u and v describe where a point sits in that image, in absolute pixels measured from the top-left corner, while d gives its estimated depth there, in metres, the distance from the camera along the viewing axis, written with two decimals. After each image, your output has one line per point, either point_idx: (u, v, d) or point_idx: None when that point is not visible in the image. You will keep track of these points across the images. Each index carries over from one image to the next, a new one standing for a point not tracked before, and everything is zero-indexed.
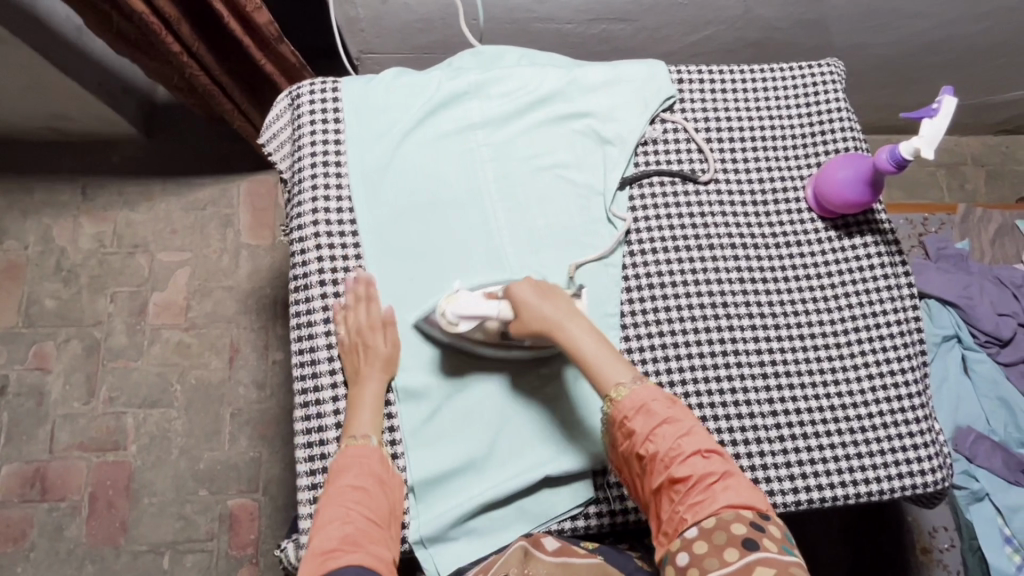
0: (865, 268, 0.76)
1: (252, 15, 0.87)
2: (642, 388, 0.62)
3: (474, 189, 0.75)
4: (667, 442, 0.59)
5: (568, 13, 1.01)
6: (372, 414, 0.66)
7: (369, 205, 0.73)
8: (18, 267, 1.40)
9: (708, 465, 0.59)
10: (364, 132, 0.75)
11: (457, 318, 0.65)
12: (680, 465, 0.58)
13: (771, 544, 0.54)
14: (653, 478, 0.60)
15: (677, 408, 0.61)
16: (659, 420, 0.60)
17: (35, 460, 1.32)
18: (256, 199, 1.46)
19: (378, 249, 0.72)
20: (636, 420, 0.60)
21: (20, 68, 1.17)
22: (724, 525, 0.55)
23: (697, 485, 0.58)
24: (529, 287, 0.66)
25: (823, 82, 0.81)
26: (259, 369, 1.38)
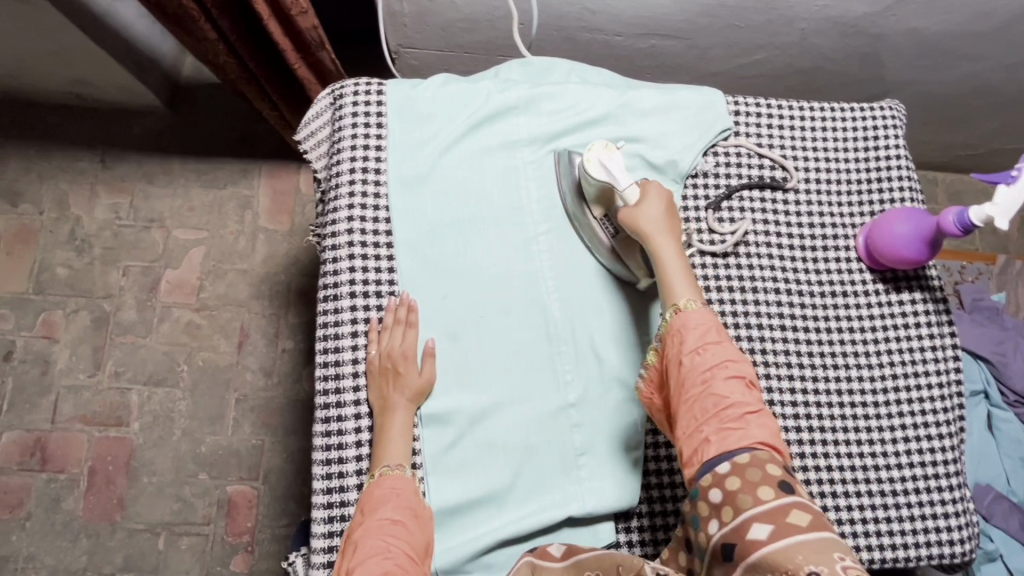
0: (911, 325, 0.73)
1: (297, 20, 0.84)
2: (703, 309, 0.61)
3: (514, 209, 0.72)
4: (714, 363, 0.57)
5: (619, 26, 0.98)
6: (403, 439, 0.64)
7: (405, 216, 0.71)
8: (31, 231, 1.38)
9: (749, 397, 0.56)
10: (405, 140, 0.73)
11: (597, 163, 0.67)
12: (722, 386, 0.56)
13: (803, 489, 0.52)
14: (688, 392, 0.58)
15: (726, 338, 0.60)
16: (712, 346, 0.58)
17: (36, 429, 1.31)
18: (278, 183, 1.43)
19: (413, 262, 0.70)
20: (690, 332, 0.59)
21: (48, 32, 1.14)
22: (759, 463, 0.53)
23: (732, 408, 0.56)
24: (665, 194, 0.67)
25: (885, 126, 0.78)
26: (268, 357, 1.36)
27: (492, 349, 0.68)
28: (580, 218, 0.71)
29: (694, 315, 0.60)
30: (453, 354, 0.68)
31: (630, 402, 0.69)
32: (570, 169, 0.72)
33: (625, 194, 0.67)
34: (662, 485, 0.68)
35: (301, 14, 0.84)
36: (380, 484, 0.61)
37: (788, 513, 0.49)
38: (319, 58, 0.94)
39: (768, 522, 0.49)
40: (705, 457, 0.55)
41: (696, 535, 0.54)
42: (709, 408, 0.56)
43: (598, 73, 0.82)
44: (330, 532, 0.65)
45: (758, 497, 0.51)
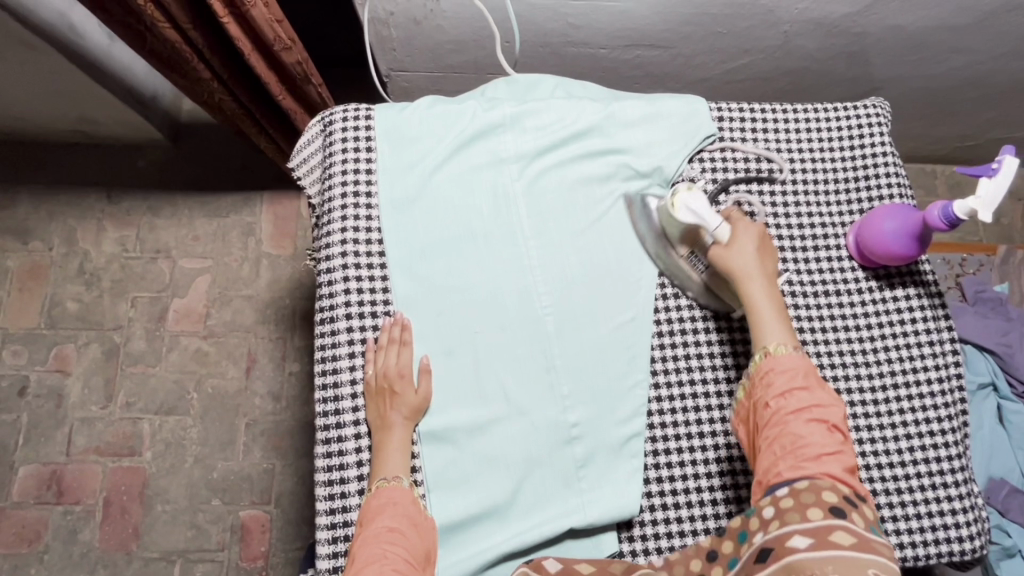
0: (907, 321, 0.73)
1: (281, 55, 0.86)
2: (796, 355, 0.60)
3: (505, 223, 0.73)
4: (798, 406, 0.57)
5: (603, 39, 0.99)
6: (401, 453, 0.65)
7: (397, 235, 0.72)
8: (42, 268, 1.41)
9: (829, 440, 0.56)
10: (395, 162, 0.74)
11: (682, 208, 0.67)
12: (802, 427, 0.56)
13: (858, 519, 0.51)
14: (766, 431, 0.58)
15: (821, 386, 0.58)
16: (798, 389, 0.58)
17: (51, 461, 1.33)
18: (279, 209, 1.46)
19: (408, 281, 0.71)
20: (778, 378, 0.59)
21: (51, 74, 1.18)
22: (816, 487, 0.53)
23: (810, 452, 0.55)
24: (759, 237, 0.66)
25: (869, 124, 0.79)
26: (276, 380, 1.37)
27: (488, 362, 0.69)
28: (666, 253, 0.72)
29: (786, 360, 0.60)
30: (451, 369, 0.69)
31: (627, 412, 0.69)
32: (646, 213, 0.73)
33: (716, 233, 0.66)
34: (665, 493, 0.68)
35: (286, 49, 0.85)
36: (377, 495, 0.62)
37: (830, 532, 0.50)
38: (304, 89, 0.96)
39: (808, 536, 0.50)
40: (770, 481, 0.56)
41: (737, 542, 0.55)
42: (788, 446, 0.56)
43: (583, 87, 0.83)
44: (335, 552, 0.66)
45: (808, 526, 0.50)
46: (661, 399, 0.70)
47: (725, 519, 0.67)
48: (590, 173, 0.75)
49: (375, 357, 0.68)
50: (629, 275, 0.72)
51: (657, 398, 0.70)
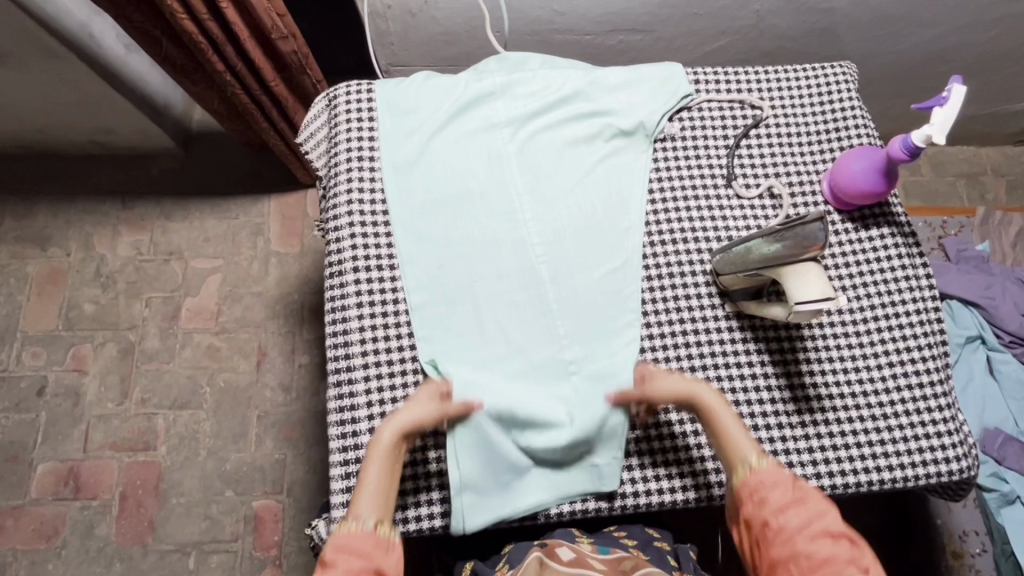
0: (883, 258, 0.76)
1: (278, 43, 0.93)
2: (777, 469, 0.62)
3: (500, 181, 0.78)
4: (800, 520, 0.58)
5: (587, 25, 1.06)
6: (374, 495, 0.61)
7: (400, 195, 0.77)
8: (59, 272, 1.47)
9: (839, 548, 0.56)
10: (397, 131, 0.80)
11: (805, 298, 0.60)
12: (811, 544, 0.57)
13: None
14: (778, 550, 0.58)
15: (811, 491, 0.60)
16: (790, 500, 0.59)
17: (69, 458, 1.36)
18: (286, 210, 1.52)
19: (410, 236, 0.76)
20: (768, 492, 0.60)
21: (71, 84, 1.25)
22: None
23: (827, 568, 0.55)
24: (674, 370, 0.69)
25: (836, 81, 0.84)
26: (286, 372, 1.41)
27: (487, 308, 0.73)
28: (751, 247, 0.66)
29: (768, 473, 0.61)
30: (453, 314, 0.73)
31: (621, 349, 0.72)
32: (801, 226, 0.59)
33: (792, 314, 0.62)
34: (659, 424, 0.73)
35: (283, 37, 0.93)
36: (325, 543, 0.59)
37: None
38: (299, 77, 1.03)
39: None
40: None
41: None
42: (804, 566, 0.56)
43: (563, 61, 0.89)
44: (348, 488, 0.69)
45: None
46: (651, 339, 0.74)
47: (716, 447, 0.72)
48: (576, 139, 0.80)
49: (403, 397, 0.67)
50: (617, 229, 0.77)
51: (649, 337, 0.74)
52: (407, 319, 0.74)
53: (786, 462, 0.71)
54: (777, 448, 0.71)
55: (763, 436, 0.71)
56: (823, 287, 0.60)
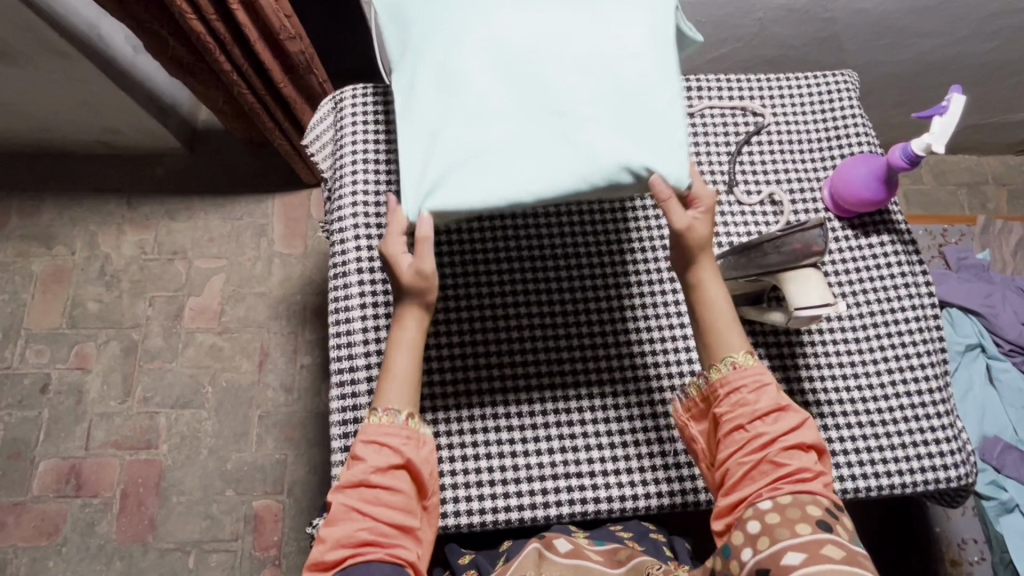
0: (883, 266, 0.77)
1: (285, 43, 0.94)
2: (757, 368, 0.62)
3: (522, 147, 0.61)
4: (773, 424, 0.60)
5: None
6: (403, 388, 0.64)
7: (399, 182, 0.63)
8: (64, 271, 1.48)
9: (804, 458, 0.59)
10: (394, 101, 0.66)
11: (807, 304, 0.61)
12: (780, 448, 0.59)
13: (843, 532, 0.54)
14: (743, 451, 0.59)
15: (785, 399, 0.62)
16: (768, 405, 0.60)
17: (71, 456, 1.37)
18: (291, 211, 1.53)
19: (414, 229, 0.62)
20: (747, 394, 0.61)
21: (80, 84, 1.26)
22: (801, 503, 0.55)
23: (789, 473, 0.58)
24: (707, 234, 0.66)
25: (838, 90, 0.85)
26: (288, 373, 1.42)
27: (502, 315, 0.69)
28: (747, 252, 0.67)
29: (751, 373, 0.62)
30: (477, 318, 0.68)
31: None
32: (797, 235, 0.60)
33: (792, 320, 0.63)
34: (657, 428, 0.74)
35: (290, 37, 0.94)
36: (355, 439, 0.61)
37: (822, 546, 0.52)
38: (306, 77, 1.05)
39: (802, 551, 0.52)
40: (753, 497, 0.57)
41: (725, 564, 0.56)
42: (767, 466, 0.58)
43: None
44: None
45: (798, 541, 0.53)
46: None
47: None
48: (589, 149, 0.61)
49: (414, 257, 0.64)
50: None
51: None
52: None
53: None
54: None
55: None
56: (823, 293, 0.61)
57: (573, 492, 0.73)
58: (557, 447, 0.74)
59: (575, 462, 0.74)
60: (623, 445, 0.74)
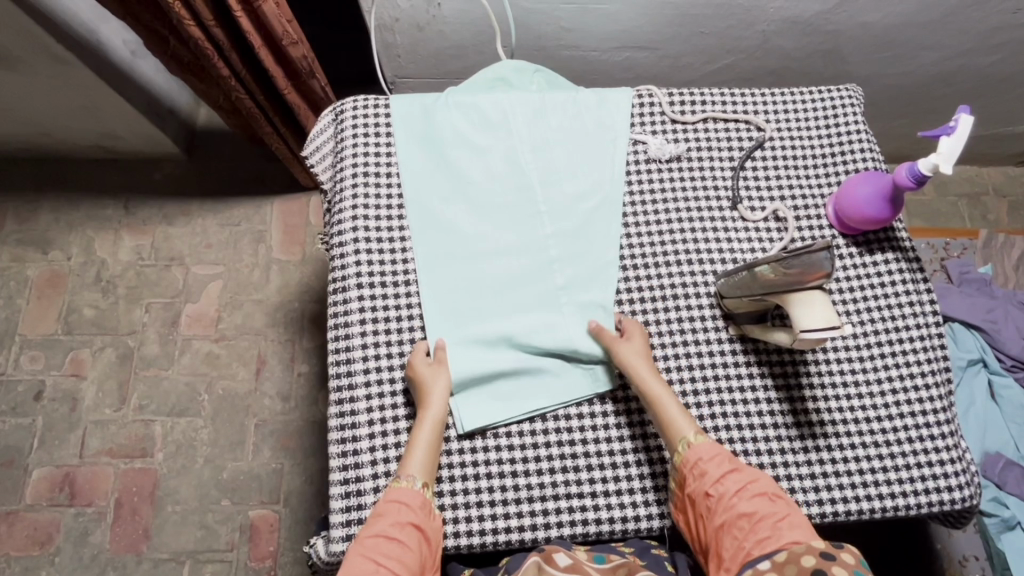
0: (888, 284, 0.76)
1: (288, 49, 0.92)
2: (711, 443, 0.65)
3: (521, 209, 0.77)
4: (734, 485, 0.62)
5: (594, 42, 1.07)
6: (426, 459, 0.65)
7: (421, 227, 0.76)
8: (60, 276, 1.47)
9: (772, 505, 0.60)
10: (415, 153, 0.78)
11: (810, 327, 0.60)
12: (747, 504, 0.60)
13: (841, 570, 0.52)
14: (718, 522, 0.61)
15: (740, 460, 0.64)
16: (725, 470, 0.63)
17: (65, 464, 1.35)
18: (289, 217, 1.52)
19: (432, 269, 0.74)
20: (706, 464, 0.63)
21: (77, 90, 1.25)
22: (795, 558, 0.55)
23: (763, 523, 0.59)
24: (643, 334, 0.72)
25: (843, 104, 0.84)
26: (285, 381, 1.41)
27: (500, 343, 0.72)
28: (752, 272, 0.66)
29: (705, 447, 0.64)
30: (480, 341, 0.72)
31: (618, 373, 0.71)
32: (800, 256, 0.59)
33: (796, 341, 0.62)
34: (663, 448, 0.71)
35: (293, 44, 0.92)
36: (380, 498, 0.63)
37: None
38: (309, 84, 1.02)
39: None
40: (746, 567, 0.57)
41: None
42: (744, 527, 0.59)
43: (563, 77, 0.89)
44: (348, 508, 0.68)
45: None
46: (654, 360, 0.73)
47: None
48: (556, 250, 0.76)
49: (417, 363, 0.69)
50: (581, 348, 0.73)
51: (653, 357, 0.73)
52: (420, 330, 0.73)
53: (788, 489, 0.70)
54: (780, 473, 0.70)
55: (767, 460, 0.71)
56: (828, 316, 0.60)
57: (578, 513, 0.69)
58: (560, 466, 0.70)
59: (578, 481, 0.70)
60: (630, 465, 0.71)
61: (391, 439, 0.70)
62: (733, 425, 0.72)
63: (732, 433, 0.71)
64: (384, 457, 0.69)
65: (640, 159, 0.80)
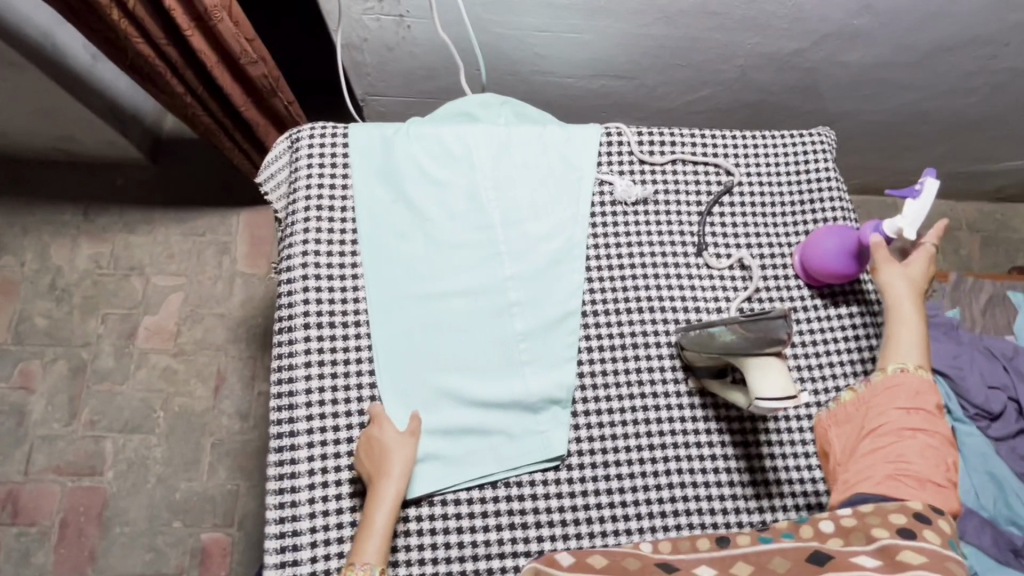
0: (851, 339, 0.75)
1: (247, 68, 0.89)
2: (926, 381, 0.59)
3: (482, 248, 0.74)
4: (907, 426, 0.56)
5: (569, 69, 1.04)
6: (381, 542, 0.61)
7: (376, 264, 0.73)
8: (12, 283, 1.41)
9: (934, 468, 0.54)
10: (373, 187, 0.75)
11: (765, 396, 0.58)
12: (912, 448, 0.55)
13: (933, 536, 0.47)
14: (874, 441, 0.57)
15: (934, 419, 0.57)
16: (911, 410, 0.57)
17: (8, 481, 1.30)
18: (255, 230, 1.47)
19: (384, 309, 0.72)
20: (900, 392, 0.58)
21: (32, 92, 1.19)
22: (883, 512, 0.50)
23: (913, 475, 0.53)
24: (927, 262, 0.65)
25: (815, 150, 0.82)
26: (244, 400, 1.36)
27: (452, 390, 0.70)
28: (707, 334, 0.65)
29: (912, 381, 0.59)
30: (433, 386, 0.70)
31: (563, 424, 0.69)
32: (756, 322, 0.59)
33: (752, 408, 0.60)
34: (615, 505, 0.68)
35: (253, 63, 0.89)
36: None
37: (897, 552, 0.45)
38: (271, 103, 0.99)
39: (876, 557, 0.45)
40: (856, 488, 0.54)
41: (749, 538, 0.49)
42: (891, 458, 0.55)
43: (532, 110, 0.86)
44: (282, 563, 0.65)
45: (875, 541, 0.47)
46: (611, 411, 0.71)
47: (674, 530, 0.68)
48: (516, 294, 0.73)
49: (376, 428, 0.66)
50: (538, 409, 0.70)
51: (609, 409, 0.71)
52: (370, 372, 0.70)
53: None
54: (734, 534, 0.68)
55: (721, 519, 0.69)
56: (785, 384, 0.58)
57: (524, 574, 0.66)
58: (508, 523, 0.67)
59: (526, 540, 0.67)
60: (579, 522, 0.68)
61: (332, 489, 0.67)
62: (687, 483, 0.69)
63: (686, 490, 0.69)
64: (323, 510, 0.66)
65: (606, 201, 0.78)
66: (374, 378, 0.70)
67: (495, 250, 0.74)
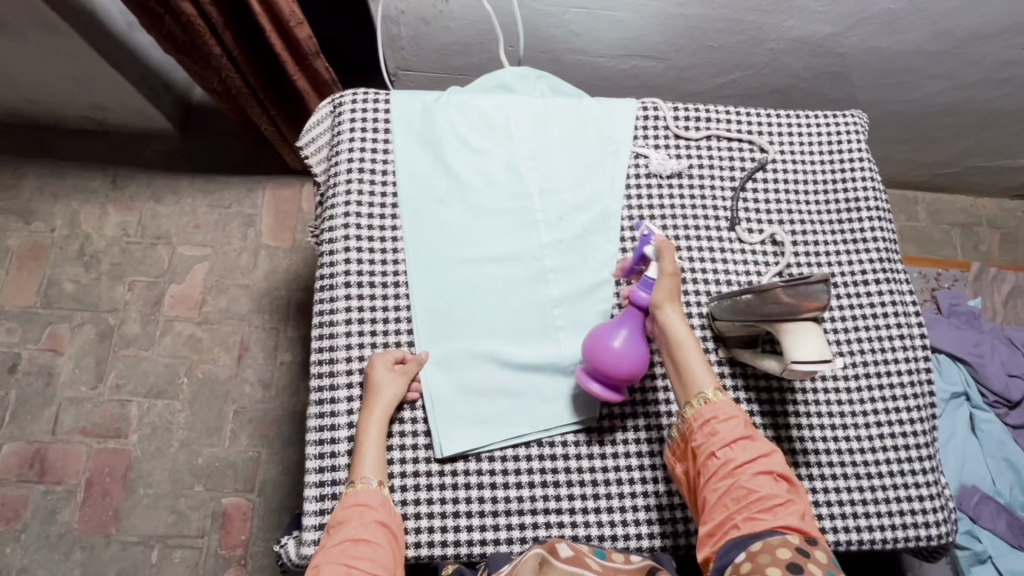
0: (879, 314, 0.76)
1: (294, 31, 0.91)
2: (730, 402, 0.62)
3: (519, 215, 0.75)
4: (744, 455, 0.59)
5: (602, 48, 1.05)
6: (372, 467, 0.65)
7: (415, 228, 0.74)
8: (42, 248, 1.43)
9: (777, 486, 0.57)
10: (413, 152, 0.77)
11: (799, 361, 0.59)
12: (751, 479, 0.57)
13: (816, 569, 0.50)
14: (716, 484, 0.59)
15: (755, 430, 0.61)
16: (738, 438, 0.59)
17: (36, 440, 1.33)
18: (280, 204, 1.49)
19: (423, 271, 0.73)
20: (720, 425, 0.60)
21: (68, 58, 1.21)
22: (770, 548, 0.53)
23: (761, 501, 0.56)
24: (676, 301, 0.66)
25: (847, 132, 0.83)
26: (267, 369, 1.39)
27: (487, 351, 0.71)
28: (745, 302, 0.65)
29: (721, 406, 0.61)
30: (468, 347, 0.71)
31: None
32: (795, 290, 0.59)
33: (788, 372, 0.62)
34: (644, 466, 0.70)
35: (299, 25, 0.91)
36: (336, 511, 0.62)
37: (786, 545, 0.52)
38: (314, 65, 0.99)
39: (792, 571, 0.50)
40: (728, 538, 0.56)
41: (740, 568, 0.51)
42: (739, 497, 0.57)
43: (568, 85, 0.88)
44: (322, 510, 0.67)
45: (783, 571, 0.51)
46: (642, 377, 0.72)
47: None
48: (551, 261, 0.74)
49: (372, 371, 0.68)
50: (571, 372, 0.71)
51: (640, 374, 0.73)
52: (409, 332, 0.72)
53: None
54: None
55: None
56: (821, 348, 0.60)
57: (553, 528, 0.68)
58: (539, 480, 0.69)
59: (557, 496, 0.69)
60: (609, 483, 0.69)
61: None
62: None
63: None
64: None
65: (641, 173, 0.79)
66: (412, 337, 0.72)
67: (531, 218, 0.76)
